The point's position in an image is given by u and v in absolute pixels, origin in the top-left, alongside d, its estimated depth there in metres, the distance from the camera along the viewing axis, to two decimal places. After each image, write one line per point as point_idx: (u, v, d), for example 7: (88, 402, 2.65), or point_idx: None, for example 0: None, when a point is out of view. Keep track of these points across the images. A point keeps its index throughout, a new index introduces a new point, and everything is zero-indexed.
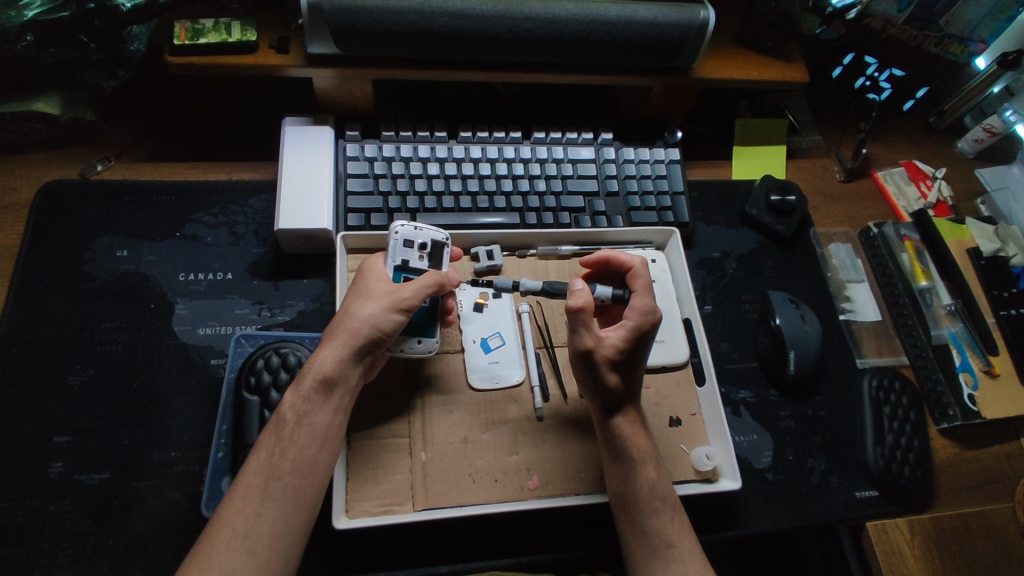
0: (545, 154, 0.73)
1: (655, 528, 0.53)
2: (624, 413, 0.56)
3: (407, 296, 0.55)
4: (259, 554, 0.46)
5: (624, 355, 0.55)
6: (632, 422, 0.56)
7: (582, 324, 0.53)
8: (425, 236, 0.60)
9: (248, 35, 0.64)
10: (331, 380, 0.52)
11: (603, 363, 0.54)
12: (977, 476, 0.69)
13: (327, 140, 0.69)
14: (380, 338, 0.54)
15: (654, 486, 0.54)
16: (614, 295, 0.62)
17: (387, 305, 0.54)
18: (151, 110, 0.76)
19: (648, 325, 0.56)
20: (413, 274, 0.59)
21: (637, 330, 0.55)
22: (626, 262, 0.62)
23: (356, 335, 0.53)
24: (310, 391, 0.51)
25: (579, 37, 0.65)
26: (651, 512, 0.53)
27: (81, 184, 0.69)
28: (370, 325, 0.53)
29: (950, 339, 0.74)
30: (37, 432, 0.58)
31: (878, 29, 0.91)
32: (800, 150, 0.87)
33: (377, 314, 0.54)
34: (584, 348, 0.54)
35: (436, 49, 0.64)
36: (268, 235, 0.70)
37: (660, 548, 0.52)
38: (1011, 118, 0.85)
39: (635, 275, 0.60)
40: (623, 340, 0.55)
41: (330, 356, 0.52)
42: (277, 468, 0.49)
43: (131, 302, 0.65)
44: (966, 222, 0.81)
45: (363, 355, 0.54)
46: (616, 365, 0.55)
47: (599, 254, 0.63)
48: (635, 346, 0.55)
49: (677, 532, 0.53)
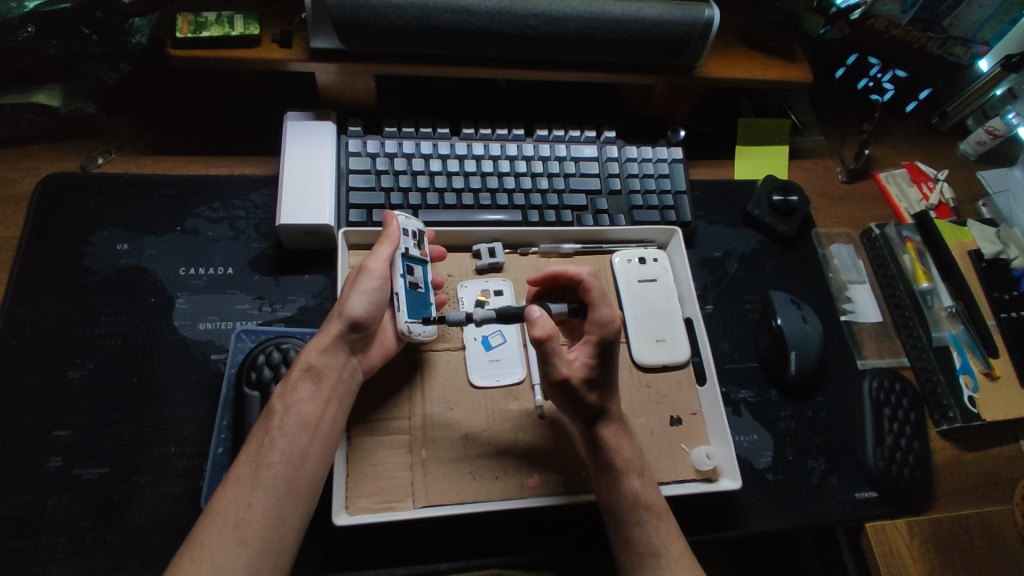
0: (547, 152, 0.73)
1: (641, 537, 0.53)
2: (609, 422, 0.56)
3: (375, 266, 0.56)
4: (250, 544, 0.45)
5: (597, 370, 0.55)
6: (615, 431, 0.56)
7: (553, 352, 0.52)
8: (414, 225, 0.62)
9: (251, 28, 0.63)
10: (318, 368, 0.53)
11: (581, 386, 0.54)
12: (976, 478, 0.70)
13: (330, 135, 0.69)
14: (361, 324, 0.55)
15: (638, 494, 0.54)
16: (570, 309, 0.58)
17: (360, 281, 0.55)
18: (153, 103, 0.75)
19: (610, 334, 0.54)
20: (414, 261, 0.60)
21: (600, 341, 0.54)
22: (572, 274, 0.58)
23: (337, 324, 0.54)
24: (299, 378, 0.53)
25: (583, 35, 0.65)
26: (636, 522, 0.53)
27: (83, 177, 0.69)
28: (353, 311, 0.54)
29: (951, 341, 0.75)
30: (36, 426, 0.58)
31: (881, 31, 0.92)
32: (803, 151, 0.87)
33: (353, 289, 0.55)
34: (560, 376, 0.53)
35: (440, 45, 0.64)
36: (270, 230, 0.70)
37: (646, 557, 0.53)
38: (1014, 120, 0.85)
39: (586, 286, 0.57)
40: (591, 356, 0.55)
41: (315, 348, 0.54)
42: (265, 457, 0.49)
43: (132, 296, 0.65)
44: (968, 225, 0.82)
45: (349, 339, 0.55)
46: (593, 383, 0.55)
47: (546, 272, 0.60)
48: (604, 356, 0.55)
49: (663, 540, 0.53)
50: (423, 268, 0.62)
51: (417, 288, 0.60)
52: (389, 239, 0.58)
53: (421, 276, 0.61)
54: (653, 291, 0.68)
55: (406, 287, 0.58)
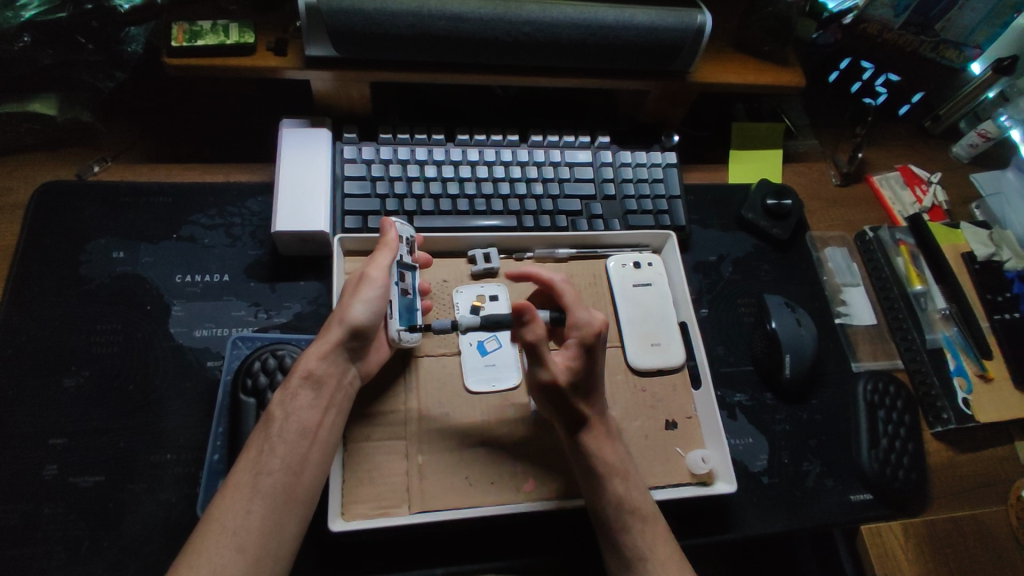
0: (543, 157, 0.74)
1: (629, 542, 0.53)
2: (591, 427, 0.56)
3: (377, 274, 0.56)
4: (248, 552, 0.45)
5: (576, 373, 0.55)
6: (598, 434, 0.56)
7: (541, 356, 0.53)
8: (405, 231, 0.62)
9: (247, 36, 0.64)
10: (319, 376, 0.53)
11: (568, 391, 0.55)
12: (971, 479, 0.70)
13: (325, 142, 0.69)
14: (364, 332, 0.55)
15: (623, 498, 0.54)
16: (553, 318, 0.59)
17: (362, 289, 0.55)
18: (149, 111, 0.76)
19: (588, 337, 0.55)
20: (405, 268, 0.61)
21: (580, 343, 0.55)
22: (545, 278, 0.60)
23: (340, 331, 0.54)
24: (298, 386, 0.52)
25: (576, 41, 0.66)
26: (622, 526, 0.54)
27: (78, 185, 0.69)
28: (357, 320, 0.54)
29: (945, 343, 0.75)
30: (34, 434, 0.58)
31: (874, 36, 0.91)
32: (797, 154, 0.88)
33: (355, 297, 0.55)
34: (547, 382, 0.54)
35: (434, 52, 0.64)
36: (266, 237, 0.70)
37: (634, 561, 0.53)
38: (1007, 122, 0.86)
39: (559, 290, 0.59)
40: (575, 359, 0.55)
41: (316, 354, 0.53)
42: (266, 464, 0.49)
43: (129, 304, 0.65)
44: (962, 227, 0.82)
45: (350, 347, 0.55)
46: (577, 385, 0.55)
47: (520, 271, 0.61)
48: (587, 360, 0.55)
49: (650, 544, 0.53)
50: (413, 274, 0.63)
51: (406, 294, 0.61)
52: (388, 246, 0.58)
53: (410, 282, 0.62)
54: (647, 295, 0.69)
55: (398, 294, 0.60)
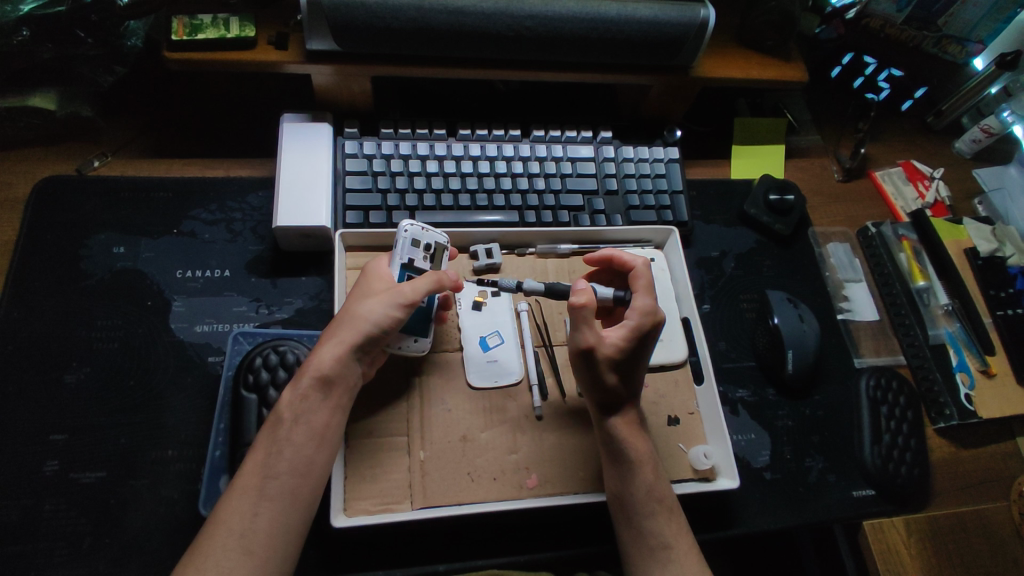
0: (544, 152, 0.74)
1: (653, 529, 0.53)
2: (620, 412, 0.57)
3: (408, 289, 0.55)
4: (256, 554, 0.45)
5: (626, 354, 0.55)
6: (627, 423, 0.57)
7: (581, 321, 0.53)
8: (431, 238, 0.61)
9: (246, 30, 0.63)
10: (331, 378, 0.52)
11: (603, 362, 0.55)
12: (973, 474, 0.70)
13: (326, 137, 0.69)
14: (375, 338, 0.54)
15: (652, 488, 0.54)
16: (615, 296, 0.61)
17: (388, 296, 0.54)
18: (149, 106, 0.75)
19: (649, 323, 0.56)
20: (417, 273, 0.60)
21: (637, 326, 0.55)
22: (627, 261, 0.63)
23: (356, 335, 0.53)
24: (308, 388, 0.51)
25: (578, 36, 0.65)
26: (648, 514, 0.53)
27: (78, 180, 0.69)
28: (374, 323, 0.53)
29: (948, 338, 0.75)
30: (35, 431, 0.58)
31: (876, 29, 0.92)
32: (799, 149, 0.87)
33: (379, 301, 0.54)
34: (583, 343, 0.53)
35: (435, 46, 0.64)
36: (267, 232, 0.70)
37: (657, 550, 0.52)
38: (1009, 118, 0.85)
39: (638, 273, 0.61)
40: (624, 339, 0.55)
41: (330, 356, 0.52)
42: (273, 468, 0.48)
43: (130, 300, 0.65)
44: (964, 223, 0.82)
45: (360, 350, 0.54)
46: (618, 365, 0.55)
47: (602, 254, 0.65)
48: (638, 345, 0.55)
49: (673, 534, 0.53)
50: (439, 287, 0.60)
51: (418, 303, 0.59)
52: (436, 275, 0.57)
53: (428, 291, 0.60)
54: None
55: None
